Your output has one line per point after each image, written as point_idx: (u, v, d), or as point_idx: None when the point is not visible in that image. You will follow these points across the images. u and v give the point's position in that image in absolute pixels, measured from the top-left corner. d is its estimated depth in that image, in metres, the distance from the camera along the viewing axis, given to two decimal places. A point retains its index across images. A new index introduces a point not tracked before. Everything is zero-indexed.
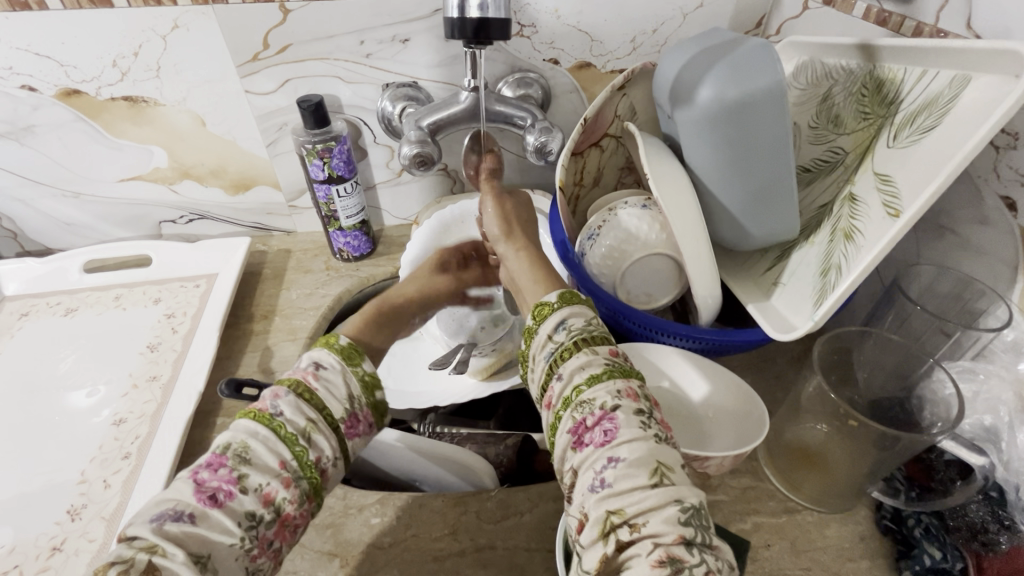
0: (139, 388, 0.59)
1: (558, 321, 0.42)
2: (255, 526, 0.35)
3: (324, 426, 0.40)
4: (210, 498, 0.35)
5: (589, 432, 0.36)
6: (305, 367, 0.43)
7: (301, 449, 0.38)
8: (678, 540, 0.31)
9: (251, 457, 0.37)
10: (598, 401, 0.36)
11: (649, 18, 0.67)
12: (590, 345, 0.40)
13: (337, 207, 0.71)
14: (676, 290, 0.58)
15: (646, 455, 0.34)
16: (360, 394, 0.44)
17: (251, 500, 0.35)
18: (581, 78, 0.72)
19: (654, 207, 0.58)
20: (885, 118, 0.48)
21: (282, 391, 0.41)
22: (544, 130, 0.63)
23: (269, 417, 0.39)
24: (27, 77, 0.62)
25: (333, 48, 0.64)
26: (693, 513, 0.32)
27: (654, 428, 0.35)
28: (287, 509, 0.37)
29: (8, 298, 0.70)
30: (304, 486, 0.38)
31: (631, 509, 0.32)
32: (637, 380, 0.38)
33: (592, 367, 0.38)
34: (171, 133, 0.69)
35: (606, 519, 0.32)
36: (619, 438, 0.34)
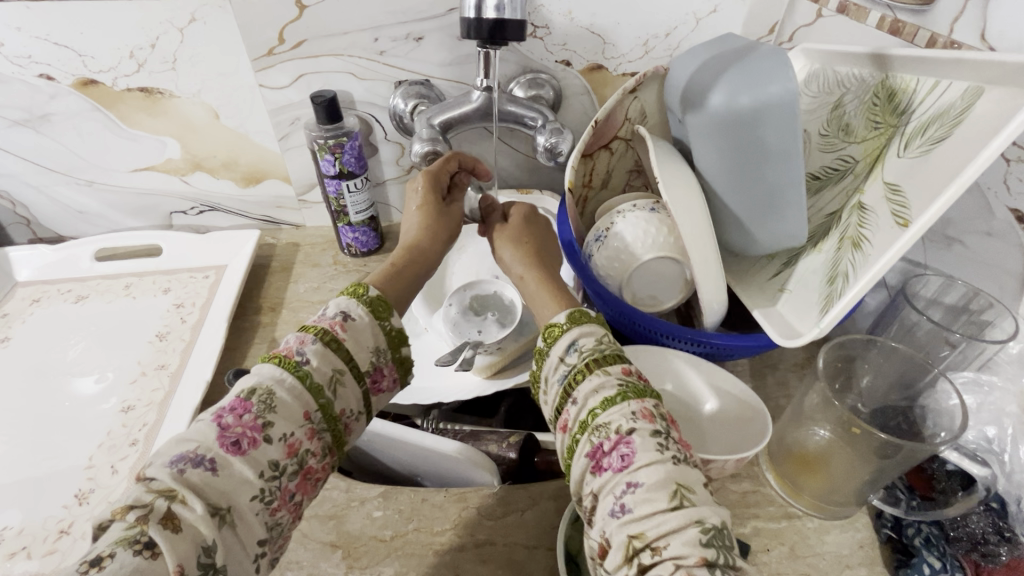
0: (147, 376, 0.60)
1: (569, 342, 0.42)
2: (278, 476, 0.35)
3: (349, 378, 0.41)
4: (233, 444, 0.34)
5: (606, 456, 0.35)
6: (333, 317, 0.42)
7: (326, 401, 0.39)
8: (700, 562, 0.30)
9: (276, 403, 0.37)
10: (613, 424, 0.36)
11: (661, 22, 0.67)
12: (601, 366, 0.40)
13: (346, 203, 0.71)
14: (683, 294, 0.58)
15: (664, 477, 0.33)
16: (386, 348, 0.44)
17: (275, 449, 0.36)
18: (591, 79, 0.72)
19: (662, 210, 0.58)
20: (896, 128, 0.48)
21: (309, 338, 0.41)
22: (555, 131, 0.63)
23: (295, 364, 0.39)
24: (45, 66, 0.63)
25: (347, 44, 0.65)
26: (715, 534, 0.31)
27: (671, 449, 0.35)
28: (308, 462, 0.37)
29: (19, 283, 0.71)
30: (327, 439, 0.39)
31: (653, 533, 0.31)
32: (651, 399, 0.38)
33: (605, 389, 0.38)
34: (185, 125, 0.69)
35: (628, 544, 0.31)
36: (637, 462, 0.34)
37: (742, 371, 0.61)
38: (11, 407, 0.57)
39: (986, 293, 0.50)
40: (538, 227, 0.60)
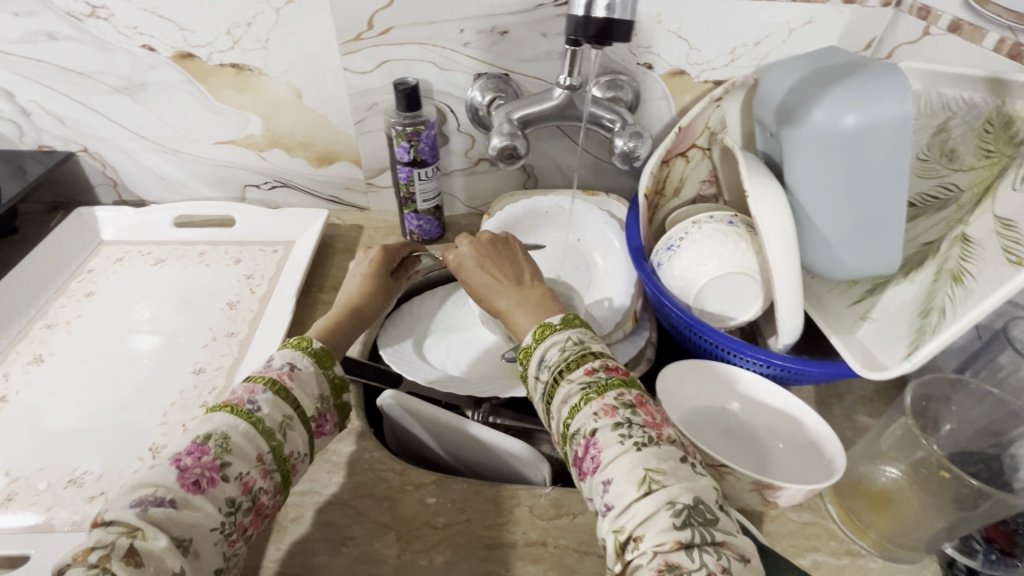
0: (218, 341, 0.62)
1: (539, 360, 0.46)
2: (233, 512, 0.38)
3: (297, 423, 0.44)
4: (193, 483, 0.37)
5: (583, 461, 0.40)
6: (280, 368, 0.45)
7: (277, 442, 0.42)
8: (676, 545, 0.34)
9: (231, 446, 0.39)
10: (582, 430, 0.40)
11: (752, 30, 0.65)
12: (566, 374, 0.44)
13: (416, 190, 0.72)
14: (756, 312, 0.56)
15: (632, 468, 0.37)
16: (329, 396, 0.47)
17: (231, 487, 0.38)
18: (672, 85, 0.70)
19: (741, 224, 0.57)
20: (1011, 158, 0.45)
21: (258, 388, 0.43)
22: (634, 135, 0.62)
23: (247, 412, 0.41)
24: (148, 38, 0.66)
25: (433, 34, 0.65)
26: (688, 512, 0.35)
27: (635, 437, 0.39)
28: (261, 499, 0.40)
29: (105, 243, 0.74)
30: (278, 477, 0.41)
31: (631, 525, 0.36)
32: (612, 393, 0.41)
33: (571, 397, 0.42)
34: (269, 103, 0.72)
35: (615, 540, 0.36)
36: (606, 459, 0.38)
37: (806, 398, 0.59)
38: (93, 358, 0.60)
39: None
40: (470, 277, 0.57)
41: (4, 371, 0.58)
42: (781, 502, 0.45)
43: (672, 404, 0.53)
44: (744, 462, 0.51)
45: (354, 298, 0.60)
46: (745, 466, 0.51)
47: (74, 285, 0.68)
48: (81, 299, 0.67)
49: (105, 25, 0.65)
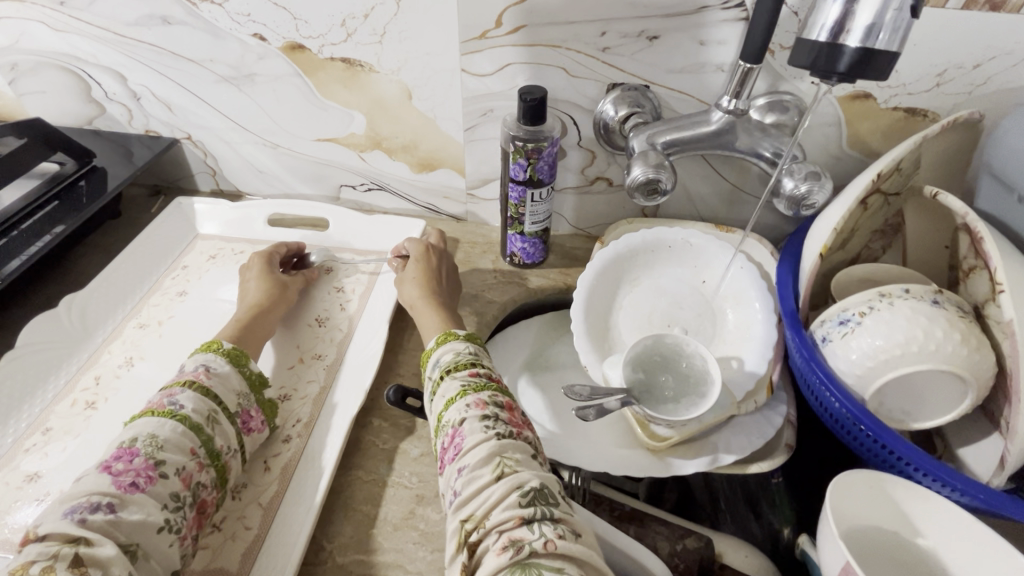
0: (304, 364, 0.57)
1: (432, 361, 0.49)
2: (179, 507, 0.39)
3: (222, 416, 0.45)
4: (130, 484, 0.37)
5: (447, 451, 0.42)
6: (194, 370, 0.46)
7: (207, 436, 0.43)
8: (518, 522, 0.36)
9: (162, 444, 0.40)
10: (451, 420, 0.43)
11: (976, 49, 0.51)
12: (451, 372, 0.46)
13: (525, 211, 0.64)
14: (946, 419, 0.45)
15: (488, 454, 0.40)
16: (250, 393, 0.49)
17: (173, 483, 0.39)
18: (850, 110, 0.57)
19: (949, 305, 0.45)
20: None
21: (174, 391, 0.44)
22: (809, 175, 0.50)
23: (170, 412, 0.42)
24: (260, 26, 0.61)
25: (569, 35, 0.56)
26: (534, 494, 0.38)
27: (497, 428, 0.42)
28: (202, 493, 0.41)
29: (202, 236, 0.72)
30: (213, 472, 0.43)
31: (479, 512, 0.37)
32: (486, 392, 0.44)
33: (450, 391, 0.45)
34: (377, 102, 0.65)
35: (463, 528, 0.37)
36: (466, 447, 0.41)
37: None
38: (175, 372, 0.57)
39: None
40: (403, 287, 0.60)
41: (97, 372, 0.56)
42: None
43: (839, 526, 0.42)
44: None
45: (254, 306, 0.57)
46: None
47: (169, 281, 0.66)
48: (173, 298, 0.64)
49: (219, 11, 0.60)
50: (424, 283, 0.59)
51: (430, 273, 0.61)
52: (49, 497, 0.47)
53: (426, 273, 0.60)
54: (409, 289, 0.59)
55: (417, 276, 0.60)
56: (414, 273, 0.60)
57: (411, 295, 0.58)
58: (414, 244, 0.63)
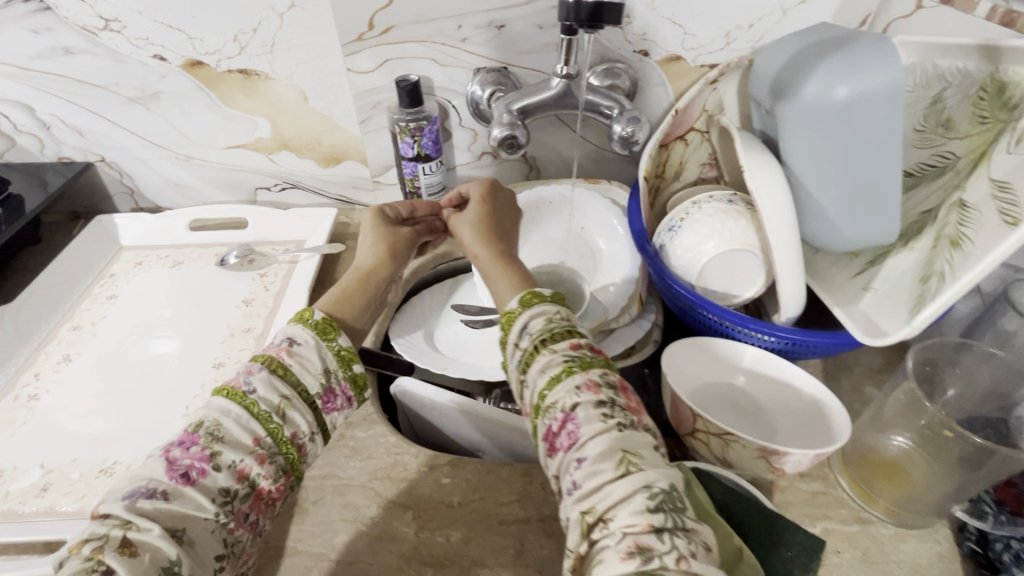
0: (235, 337, 0.64)
1: (522, 328, 0.46)
2: (230, 501, 0.38)
3: (298, 402, 0.43)
4: (183, 474, 0.37)
5: (558, 436, 0.39)
6: (279, 345, 0.45)
7: (275, 426, 0.41)
8: (647, 528, 0.33)
9: (223, 435, 0.39)
10: (558, 402, 0.40)
11: (746, 13, 0.66)
12: (550, 345, 0.44)
13: (421, 184, 0.74)
14: (758, 290, 0.57)
15: (609, 449, 0.37)
16: (337, 368, 0.46)
17: (225, 476, 0.38)
18: (669, 70, 0.71)
19: (741, 202, 0.58)
20: (1006, 124, 0.45)
21: (255, 367, 0.43)
22: (631, 120, 0.63)
23: (242, 394, 0.41)
24: (159, 48, 0.68)
25: (432, 31, 0.67)
26: (663, 497, 0.35)
27: (616, 418, 0.39)
28: (262, 484, 0.39)
29: (124, 248, 0.77)
30: (280, 461, 0.41)
31: (602, 506, 0.35)
32: (596, 370, 0.41)
33: (552, 367, 0.42)
34: (276, 106, 0.74)
35: (583, 522, 0.35)
36: (585, 436, 0.38)
37: (814, 372, 0.60)
38: (110, 365, 0.62)
39: None
40: (467, 236, 0.64)
41: (36, 370, 0.61)
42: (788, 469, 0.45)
43: (680, 386, 0.54)
44: (747, 432, 0.52)
45: (364, 268, 0.61)
46: (757, 438, 0.51)
47: (97, 288, 0.71)
48: (104, 302, 0.69)
49: (119, 38, 0.67)
50: (484, 232, 0.63)
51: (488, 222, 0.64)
52: (4, 474, 0.51)
53: (484, 221, 0.64)
54: (470, 237, 0.63)
55: (477, 225, 0.64)
56: (472, 221, 0.64)
57: (475, 243, 0.62)
58: (475, 188, 0.69)
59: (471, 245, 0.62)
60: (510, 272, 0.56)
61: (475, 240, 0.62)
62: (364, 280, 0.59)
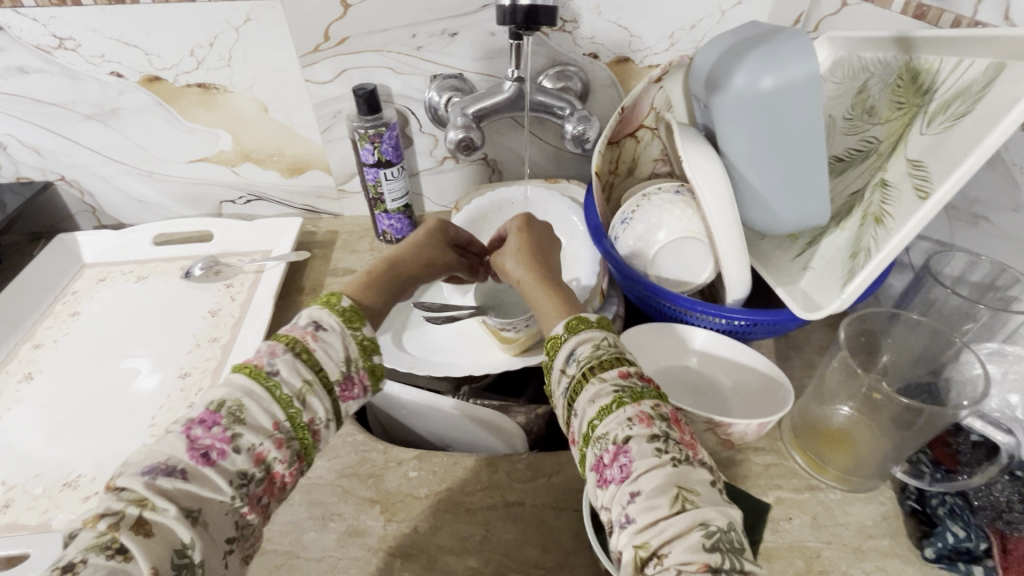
0: (202, 347, 0.65)
1: (569, 354, 0.42)
2: (246, 484, 0.36)
3: (319, 388, 0.41)
4: (203, 455, 0.35)
5: (608, 468, 0.35)
6: (305, 328, 0.43)
7: (295, 411, 0.39)
8: (704, 568, 0.30)
9: (244, 417, 0.38)
10: (610, 435, 0.36)
11: (687, 15, 0.69)
12: (598, 373, 0.40)
13: (384, 190, 0.75)
14: (710, 274, 0.59)
15: (665, 484, 0.33)
16: (357, 357, 0.44)
17: (243, 459, 0.36)
18: (618, 71, 0.74)
19: (687, 192, 0.60)
20: (919, 107, 0.49)
21: (278, 348, 0.41)
22: (582, 119, 0.67)
23: (265, 374, 0.40)
24: (116, 65, 0.69)
25: (387, 41, 0.69)
26: (720, 536, 0.31)
27: (671, 452, 0.35)
28: (276, 469, 0.38)
29: (87, 265, 0.77)
30: (295, 447, 0.39)
31: (656, 542, 0.32)
32: (648, 401, 0.37)
33: (602, 397, 0.38)
34: (237, 118, 0.75)
35: (635, 556, 0.32)
36: (636, 471, 0.34)
37: (767, 352, 0.62)
38: (73, 381, 0.62)
39: (1014, 268, 0.49)
40: (508, 265, 0.57)
41: None
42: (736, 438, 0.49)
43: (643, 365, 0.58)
44: (703, 407, 0.55)
45: (392, 260, 0.55)
46: (712, 414, 0.54)
47: (60, 306, 0.71)
48: (67, 319, 0.69)
49: (74, 56, 0.68)
50: (531, 261, 0.55)
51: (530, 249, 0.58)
52: None
53: (528, 246, 0.57)
54: (515, 264, 0.56)
55: (521, 253, 0.57)
56: (515, 246, 0.58)
57: (519, 271, 0.55)
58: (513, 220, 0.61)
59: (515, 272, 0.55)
60: (554, 295, 0.50)
61: (518, 267, 0.55)
62: (392, 271, 0.54)
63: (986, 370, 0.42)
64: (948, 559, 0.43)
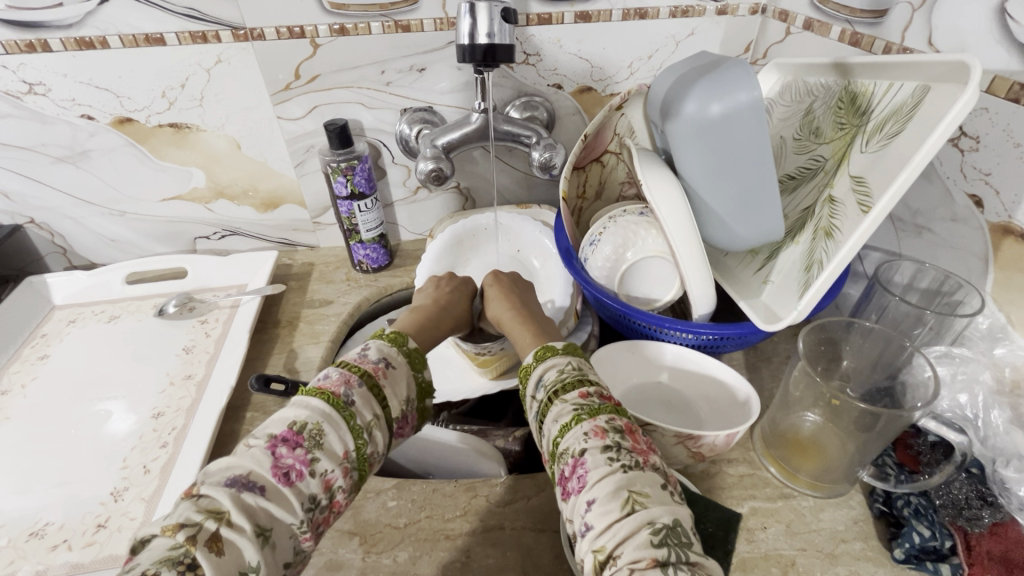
0: (176, 385, 0.64)
1: (536, 380, 0.44)
2: (313, 509, 0.36)
3: (383, 423, 0.41)
4: (285, 475, 0.35)
5: (569, 481, 0.37)
6: (376, 362, 0.43)
7: (362, 442, 0.39)
8: (652, 563, 0.31)
9: (324, 441, 0.37)
10: (569, 449, 0.37)
11: (644, 46, 0.73)
12: (560, 395, 0.41)
13: (358, 221, 0.76)
14: (677, 292, 0.61)
15: (615, 489, 0.34)
16: (414, 398, 0.45)
17: (316, 484, 0.36)
18: (582, 100, 0.77)
19: (650, 213, 0.62)
20: (859, 127, 0.52)
21: (354, 378, 0.41)
22: (548, 147, 0.69)
23: (342, 404, 0.39)
24: (87, 107, 0.69)
25: (357, 77, 0.71)
26: (666, 532, 0.32)
27: (623, 460, 0.36)
28: (338, 497, 0.38)
29: (57, 307, 0.76)
30: (355, 477, 0.39)
31: (611, 544, 0.33)
32: (603, 415, 0.38)
33: (563, 415, 0.39)
34: (209, 156, 0.76)
35: (594, 560, 0.33)
36: (591, 480, 0.35)
37: (737, 364, 0.64)
38: (41, 426, 0.60)
39: (956, 273, 0.52)
40: (496, 305, 0.57)
41: None
42: (706, 453, 0.50)
43: (613, 384, 0.59)
44: (676, 422, 0.57)
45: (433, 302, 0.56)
46: (684, 427, 0.56)
47: (28, 350, 0.70)
48: (35, 363, 0.68)
49: (43, 100, 0.68)
50: (516, 303, 0.56)
51: (509, 293, 0.58)
52: None
53: (506, 293, 0.58)
54: (500, 309, 0.56)
55: (503, 298, 0.57)
56: (493, 293, 0.58)
57: (503, 313, 0.55)
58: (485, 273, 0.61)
59: (500, 313, 0.55)
60: (530, 328, 0.51)
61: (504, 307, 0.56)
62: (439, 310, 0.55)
63: (935, 372, 0.44)
64: (918, 558, 0.44)
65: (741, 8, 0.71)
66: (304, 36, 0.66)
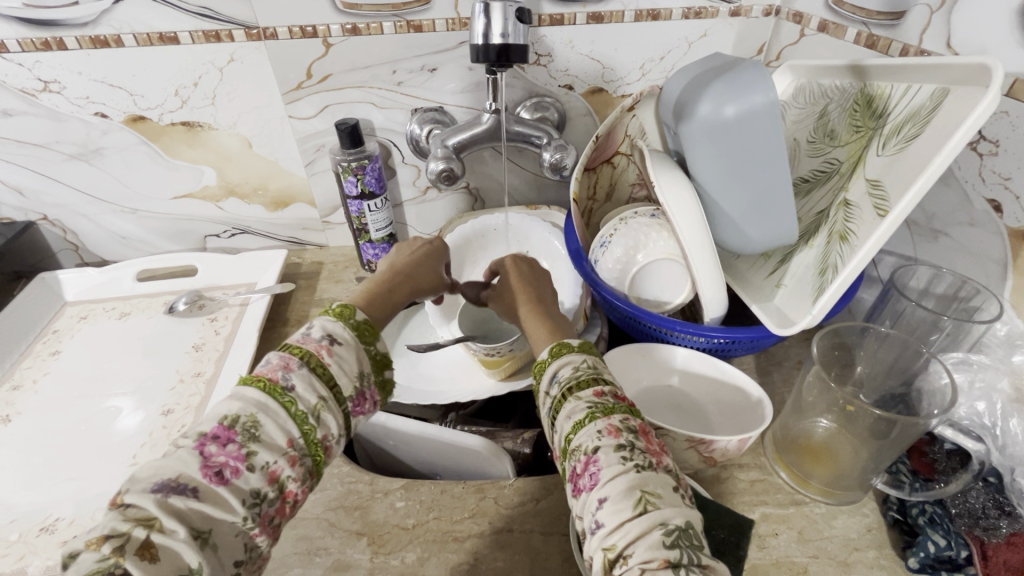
0: (185, 383, 0.64)
1: (551, 376, 0.43)
2: (258, 503, 0.36)
3: (332, 404, 0.41)
4: (216, 473, 0.35)
5: (580, 478, 0.36)
6: (319, 341, 0.43)
7: (309, 427, 0.39)
8: (664, 564, 0.31)
9: (260, 433, 0.37)
10: (582, 446, 0.37)
11: (656, 47, 0.72)
12: (575, 392, 0.40)
13: (368, 221, 0.76)
14: (688, 294, 0.60)
15: (628, 488, 0.34)
16: (367, 372, 0.45)
17: (257, 477, 0.36)
18: (593, 101, 0.77)
19: (662, 215, 0.62)
20: (875, 130, 0.51)
21: (294, 361, 0.41)
22: (559, 148, 0.69)
23: (281, 390, 0.39)
24: (100, 105, 0.70)
25: (368, 77, 0.71)
26: (679, 533, 0.32)
27: (636, 459, 0.35)
28: (290, 487, 0.38)
29: (68, 303, 0.77)
30: (307, 464, 0.39)
31: (621, 542, 0.32)
32: (618, 415, 0.38)
33: (576, 413, 0.39)
34: (220, 155, 0.76)
35: (603, 558, 0.33)
36: (604, 478, 0.35)
37: (748, 368, 0.64)
38: (52, 422, 0.61)
39: (974, 280, 0.51)
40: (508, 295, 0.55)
41: None
42: (717, 457, 0.50)
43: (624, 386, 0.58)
44: (687, 426, 0.56)
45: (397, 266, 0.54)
46: (694, 431, 0.56)
47: (40, 346, 0.70)
48: (47, 358, 0.68)
49: (58, 98, 0.69)
50: (531, 294, 0.53)
51: (526, 281, 0.55)
52: None
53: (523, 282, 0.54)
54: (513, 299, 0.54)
55: (518, 286, 0.54)
56: (510, 281, 0.55)
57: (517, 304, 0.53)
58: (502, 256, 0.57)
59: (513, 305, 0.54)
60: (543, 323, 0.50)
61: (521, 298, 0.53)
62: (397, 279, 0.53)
63: (953, 379, 0.43)
64: (932, 567, 0.43)
65: (754, 9, 0.70)
66: (316, 36, 0.66)
